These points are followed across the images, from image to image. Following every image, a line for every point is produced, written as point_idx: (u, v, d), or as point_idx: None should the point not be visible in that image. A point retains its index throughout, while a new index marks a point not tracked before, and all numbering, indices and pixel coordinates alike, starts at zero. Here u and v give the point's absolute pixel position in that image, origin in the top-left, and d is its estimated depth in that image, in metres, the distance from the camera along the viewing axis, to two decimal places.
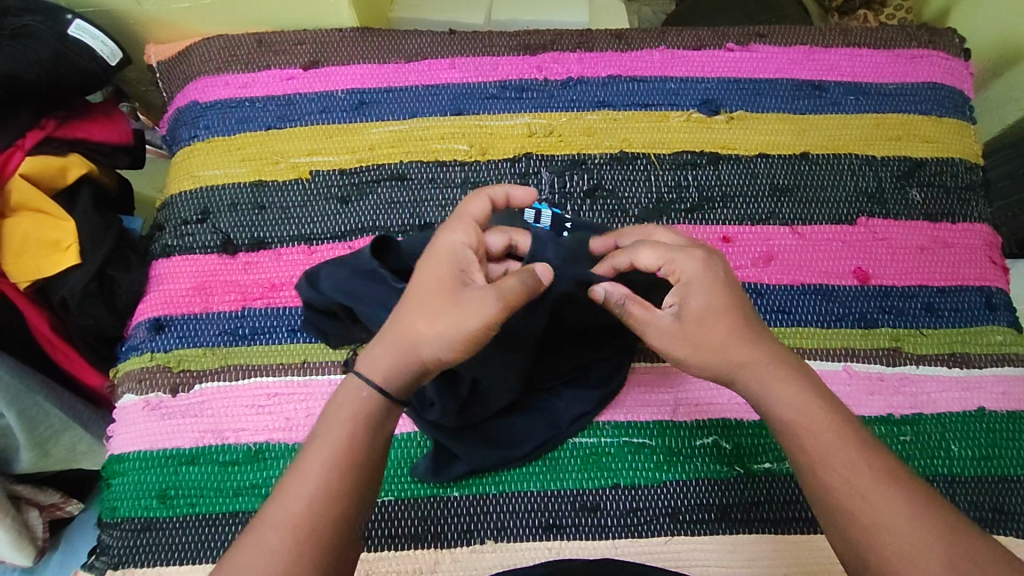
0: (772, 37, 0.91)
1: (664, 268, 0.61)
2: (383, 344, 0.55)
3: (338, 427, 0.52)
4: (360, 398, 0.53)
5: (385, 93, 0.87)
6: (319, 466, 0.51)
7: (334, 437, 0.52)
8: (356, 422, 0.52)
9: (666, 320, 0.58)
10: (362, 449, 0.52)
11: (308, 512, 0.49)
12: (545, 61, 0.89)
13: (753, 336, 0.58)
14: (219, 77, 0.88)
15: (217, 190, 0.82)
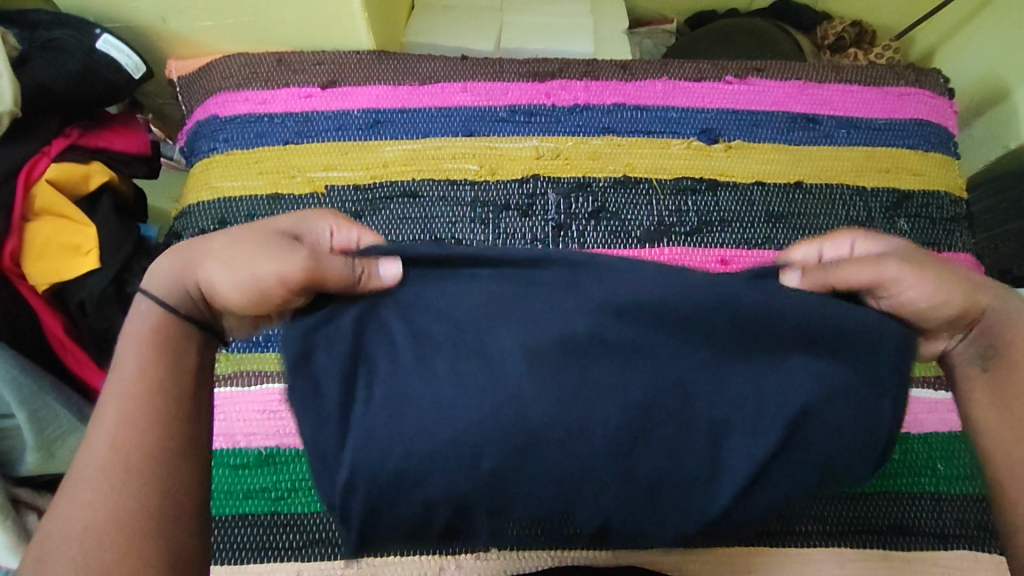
0: (769, 72, 0.95)
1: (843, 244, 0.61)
2: (196, 278, 0.58)
3: (136, 356, 0.57)
4: (150, 325, 0.58)
5: (400, 113, 0.91)
6: (126, 397, 0.55)
7: (133, 366, 0.56)
8: (142, 345, 0.57)
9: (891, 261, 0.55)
10: (167, 372, 0.57)
11: (125, 438, 0.54)
12: (553, 87, 0.93)
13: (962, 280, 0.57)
14: (239, 93, 0.91)
15: (234, 201, 0.85)
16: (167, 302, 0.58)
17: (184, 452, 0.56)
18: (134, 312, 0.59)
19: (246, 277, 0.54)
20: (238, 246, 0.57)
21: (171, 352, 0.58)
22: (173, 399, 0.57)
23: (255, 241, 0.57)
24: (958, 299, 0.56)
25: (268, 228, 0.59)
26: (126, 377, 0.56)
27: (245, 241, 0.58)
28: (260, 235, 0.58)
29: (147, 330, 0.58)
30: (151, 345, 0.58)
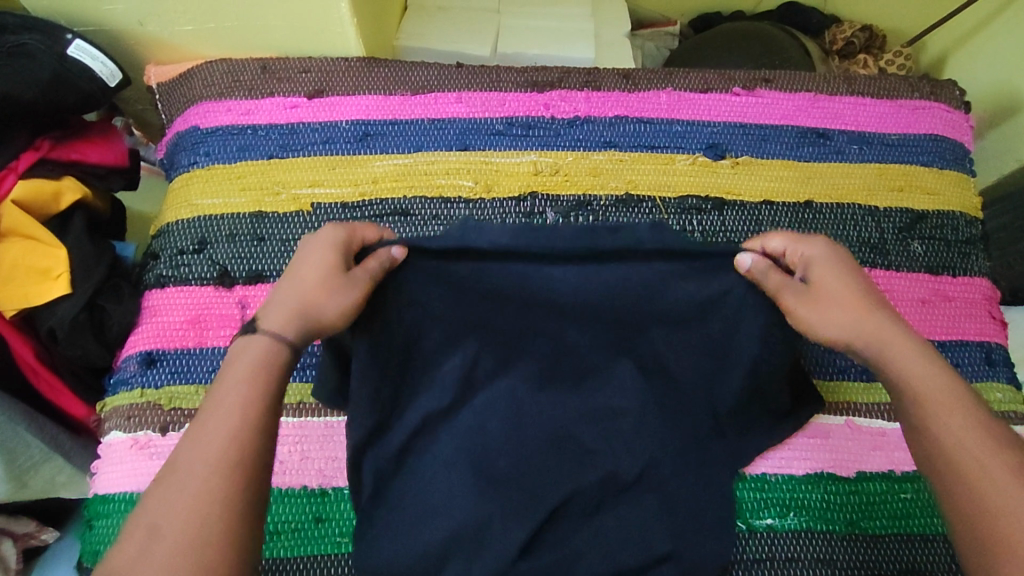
0: (779, 83, 0.91)
1: (786, 257, 0.62)
2: (270, 312, 0.56)
3: (235, 378, 0.52)
4: (261, 356, 0.53)
5: (390, 125, 0.86)
6: (218, 415, 0.49)
7: (234, 387, 0.51)
8: (246, 370, 0.52)
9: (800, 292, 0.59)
10: (258, 397, 0.51)
11: (214, 453, 0.48)
12: (552, 98, 0.89)
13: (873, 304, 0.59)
14: (221, 103, 0.87)
15: (215, 219, 0.81)
16: (278, 335, 0.54)
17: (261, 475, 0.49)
18: (248, 340, 0.54)
19: (298, 312, 0.55)
20: (281, 287, 0.57)
21: (270, 381, 0.52)
22: (266, 419, 0.51)
23: (299, 279, 0.57)
24: (846, 328, 0.58)
25: (324, 254, 0.57)
26: (223, 393, 0.50)
27: (293, 279, 0.57)
28: (309, 269, 0.57)
29: (254, 356, 0.53)
30: (256, 370, 0.52)
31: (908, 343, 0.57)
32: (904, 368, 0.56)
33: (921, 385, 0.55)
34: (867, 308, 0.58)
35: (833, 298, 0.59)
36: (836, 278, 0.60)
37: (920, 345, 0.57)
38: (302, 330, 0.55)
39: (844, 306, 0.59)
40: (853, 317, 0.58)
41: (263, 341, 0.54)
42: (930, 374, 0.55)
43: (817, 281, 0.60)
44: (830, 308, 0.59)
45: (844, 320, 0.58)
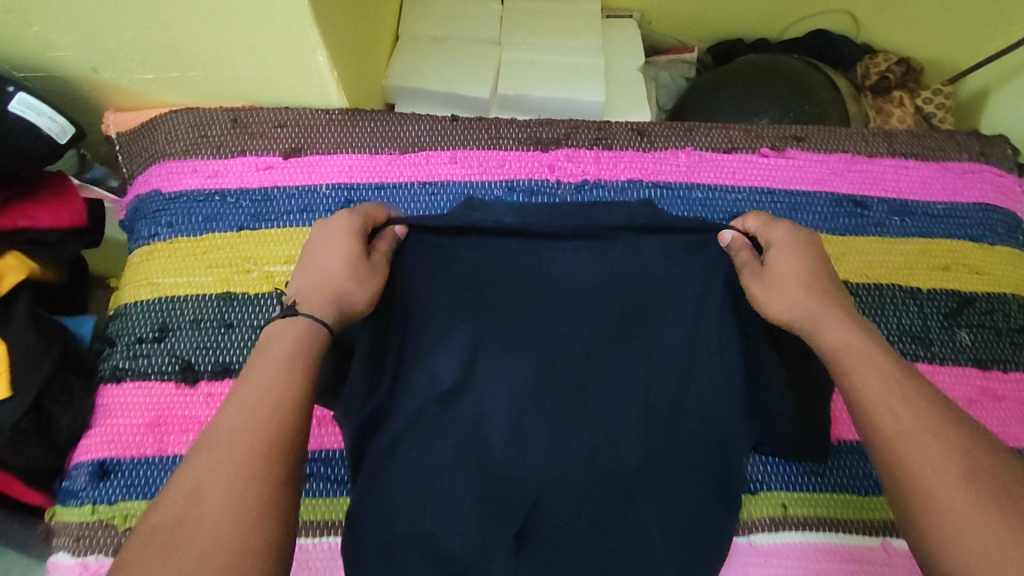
0: (812, 142, 0.81)
1: (757, 234, 0.64)
2: (299, 293, 0.56)
3: (266, 364, 0.49)
4: (294, 332, 0.52)
5: (376, 189, 0.77)
6: (249, 400, 0.46)
7: (270, 374, 0.48)
8: (279, 355, 0.49)
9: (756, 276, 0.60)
10: (294, 387, 0.48)
11: (242, 441, 0.44)
12: (557, 158, 0.79)
13: (817, 282, 0.58)
14: (186, 163, 0.77)
15: (178, 301, 0.72)
16: (316, 318, 0.53)
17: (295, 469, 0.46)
18: (283, 319, 0.53)
19: (332, 297, 0.56)
20: (300, 274, 0.58)
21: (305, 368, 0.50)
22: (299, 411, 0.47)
23: (318, 266, 0.57)
24: (793, 302, 0.57)
25: (330, 231, 0.60)
26: (255, 383, 0.47)
27: (311, 263, 0.57)
28: (326, 251, 0.58)
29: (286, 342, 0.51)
30: (291, 358, 0.50)
31: (836, 312, 0.55)
32: (829, 332, 0.54)
33: (849, 337, 0.53)
34: (815, 291, 0.57)
35: (780, 269, 0.59)
36: (790, 253, 0.60)
37: (851, 317, 0.55)
38: (336, 314, 0.55)
39: (796, 280, 0.58)
40: (799, 289, 0.57)
41: (297, 323, 0.53)
42: (853, 336, 0.52)
43: (778, 256, 0.60)
44: (774, 281, 0.58)
45: (788, 289, 0.57)
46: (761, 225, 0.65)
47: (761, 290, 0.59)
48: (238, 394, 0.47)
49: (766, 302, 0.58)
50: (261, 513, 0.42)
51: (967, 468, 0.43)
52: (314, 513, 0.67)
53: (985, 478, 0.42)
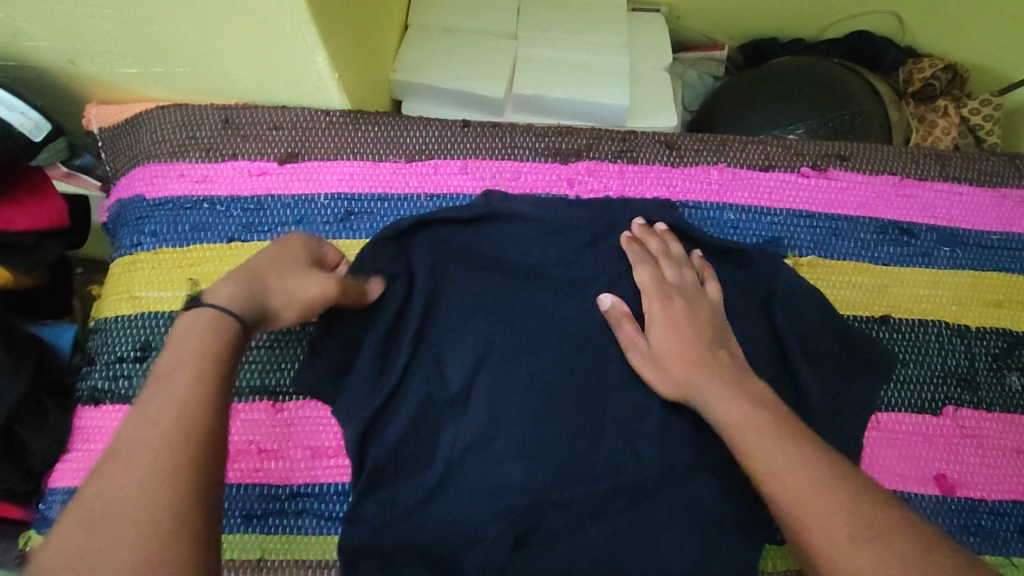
0: (857, 162, 0.74)
1: (657, 263, 0.66)
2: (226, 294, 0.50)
3: (169, 357, 0.45)
4: (195, 341, 0.46)
5: (379, 201, 0.71)
6: (166, 400, 0.42)
7: (183, 371, 0.44)
8: (185, 347, 0.46)
9: (655, 317, 0.63)
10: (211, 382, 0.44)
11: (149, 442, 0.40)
12: (578, 171, 0.73)
13: (712, 349, 0.61)
14: (173, 166, 0.71)
15: (161, 319, 0.66)
16: (223, 309, 0.48)
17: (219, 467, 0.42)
18: (191, 316, 0.48)
19: (246, 289, 0.51)
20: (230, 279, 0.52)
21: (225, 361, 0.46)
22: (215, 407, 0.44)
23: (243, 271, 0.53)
24: (670, 346, 0.62)
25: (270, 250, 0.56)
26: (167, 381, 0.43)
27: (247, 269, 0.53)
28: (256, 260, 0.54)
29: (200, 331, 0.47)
30: (201, 350, 0.46)
31: (710, 371, 0.59)
32: (705, 396, 0.58)
33: (728, 407, 0.56)
34: (711, 352, 0.60)
35: (672, 317, 0.63)
36: (688, 305, 0.63)
37: (734, 383, 0.58)
38: (254, 305, 0.51)
39: (675, 327, 0.62)
40: (674, 342, 0.62)
41: (208, 318, 0.48)
42: (734, 406, 0.56)
43: (661, 315, 0.63)
44: (668, 329, 0.62)
45: (673, 342, 0.62)
46: (645, 255, 0.67)
47: (649, 341, 0.63)
48: (151, 393, 0.43)
49: (654, 339, 0.63)
50: (162, 535, 0.37)
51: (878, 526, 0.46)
52: (305, 552, 0.61)
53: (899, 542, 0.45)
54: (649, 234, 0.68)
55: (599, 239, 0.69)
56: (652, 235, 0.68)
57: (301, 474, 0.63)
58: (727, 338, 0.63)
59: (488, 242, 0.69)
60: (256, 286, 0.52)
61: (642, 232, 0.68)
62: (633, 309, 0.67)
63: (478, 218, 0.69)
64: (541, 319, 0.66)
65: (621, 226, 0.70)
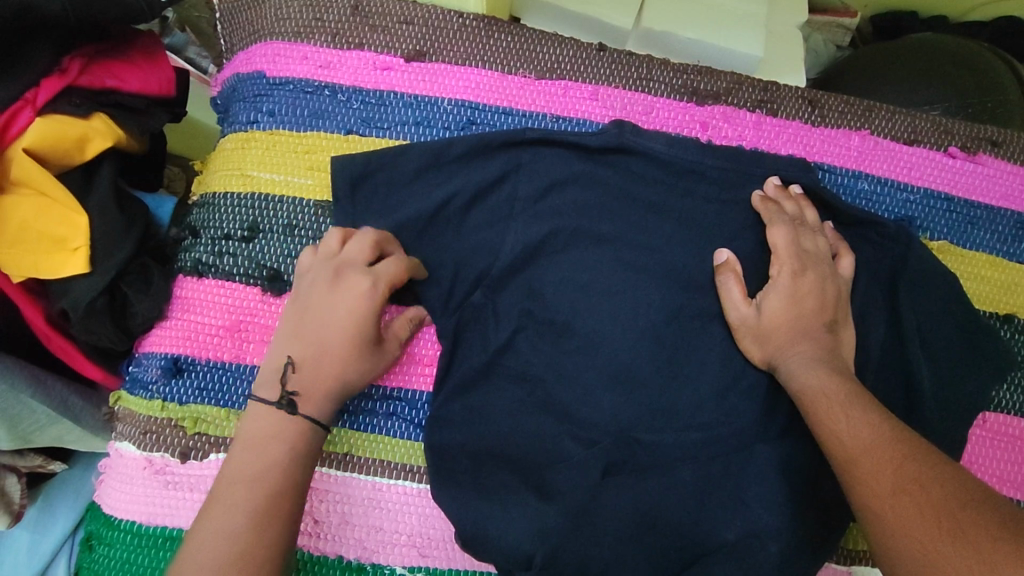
0: (1007, 150, 0.70)
1: (798, 228, 0.63)
2: (303, 378, 0.53)
3: (258, 455, 0.50)
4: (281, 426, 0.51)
5: (504, 114, 0.68)
6: (233, 499, 0.48)
7: (249, 468, 0.49)
8: (271, 445, 0.51)
9: (779, 289, 0.61)
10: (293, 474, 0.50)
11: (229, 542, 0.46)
12: (712, 116, 0.69)
13: (825, 336, 0.59)
14: (296, 46, 0.68)
15: (272, 200, 0.64)
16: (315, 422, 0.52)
17: (279, 555, 0.48)
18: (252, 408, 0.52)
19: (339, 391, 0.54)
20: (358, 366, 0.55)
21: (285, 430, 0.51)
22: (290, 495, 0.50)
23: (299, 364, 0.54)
24: (782, 319, 0.60)
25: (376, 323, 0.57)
26: (231, 478, 0.49)
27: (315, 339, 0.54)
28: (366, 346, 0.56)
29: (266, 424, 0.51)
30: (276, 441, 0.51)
31: (815, 350, 0.58)
32: (799, 369, 0.57)
33: (825, 383, 0.55)
34: (822, 335, 0.59)
35: (798, 288, 0.61)
36: (820, 279, 0.61)
37: (835, 365, 0.57)
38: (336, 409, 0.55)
39: (797, 299, 0.60)
40: (789, 312, 0.60)
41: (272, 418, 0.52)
42: (833, 383, 0.55)
43: (781, 282, 0.61)
44: (786, 297, 0.60)
45: (787, 312, 0.60)
46: (785, 216, 0.63)
47: (757, 304, 0.61)
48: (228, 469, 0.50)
49: (767, 307, 0.60)
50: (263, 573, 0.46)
51: (925, 489, 0.44)
52: (392, 454, 0.61)
53: (939, 502, 0.43)
54: (789, 197, 0.65)
55: (728, 189, 0.66)
56: (789, 199, 0.65)
57: (393, 378, 0.62)
58: (844, 324, 0.61)
59: (615, 172, 0.65)
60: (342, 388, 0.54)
61: (778, 194, 0.65)
62: (755, 265, 0.64)
63: (608, 147, 0.65)
64: (660, 258, 0.63)
65: (753, 179, 0.66)
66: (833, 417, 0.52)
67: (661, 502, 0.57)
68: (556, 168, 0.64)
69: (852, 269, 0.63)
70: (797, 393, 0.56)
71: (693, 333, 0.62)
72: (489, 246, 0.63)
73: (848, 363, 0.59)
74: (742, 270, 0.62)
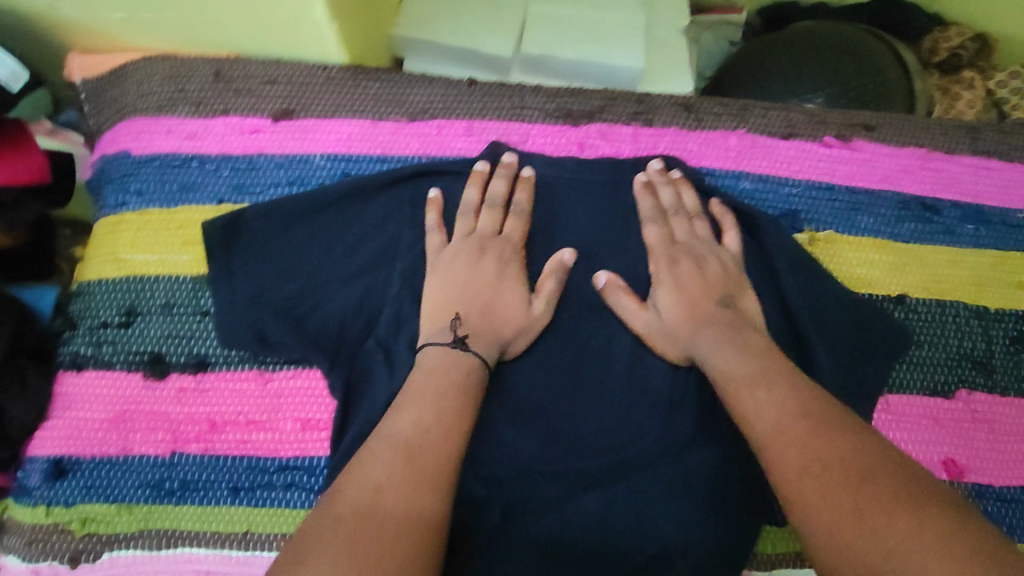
0: (883, 133, 0.71)
1: (670, 213, 0.65)
2: (471, 327, 0.57)
3: (429, 378, 0.53)
4: (458, 362, 0.54)
5: (377, 161, 0.67)
6: (420, 408, 0.50)
7: (426, 386, 0.52)
8: (438, 371, 0.53)
9: (662, 278, 0.62)
10: (461, 400, 0.52)
11: (425, 443, 0.47)
12: (589, 135, 0.69)
13: (721, 312, 0.59)
14: (160, 121, 0.67)
15: (148, 282, 0.63)
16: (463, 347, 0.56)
17: (411, 454, 0.46)
18: (427, 358, 0.55)
19: (495, 338, 0.58)
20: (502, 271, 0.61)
21: (458, 404, 0.51)
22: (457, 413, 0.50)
23: (494, 308, 0.59)
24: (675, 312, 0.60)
25: (500, 248, 0.61)
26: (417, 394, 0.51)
27: (465, 286, 0.59)
28: (505, 296, 0.60)
29: (426, 385, 0.52)
30: (442, 377, 0.53)
31: (716, 330, 0.58)
32: (709, 351, 0.57)
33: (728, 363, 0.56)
34: (717, 314, 0.59)
35: (679, 275, 0.62)
36: (699, 259, 0.62)
37: (735, 336, 0.57)
38: (495, 350, 0.58)
39: (681, 286, 0.61)
40: (680, 303, 0.61)
41: (440, 354, 0.55)
42: (739, 362, 0.55)
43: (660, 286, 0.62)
44: (672, 290, 0.61)
45: (678, 304, 0.61)
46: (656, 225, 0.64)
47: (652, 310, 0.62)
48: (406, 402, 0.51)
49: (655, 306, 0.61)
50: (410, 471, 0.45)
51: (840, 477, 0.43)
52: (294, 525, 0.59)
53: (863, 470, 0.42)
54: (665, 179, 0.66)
55: (609, 207, 0.66)
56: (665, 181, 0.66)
57: (290, 447, 0.60)
58: (740, 294, 0.61)
59: None
60: (504, 310, 0.59)
61: (657, 179, 0.66)
62: (643, 280, 0.64)
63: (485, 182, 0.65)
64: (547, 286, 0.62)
65: (634, 194, 0.67)
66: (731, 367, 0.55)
67: (569, 530, 0.57)
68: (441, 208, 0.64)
69: (737, 242, 0.64)
70: (717, 377, 0.55)
71: (586, 357, 0.62)
72: (375, 297, 0.62)
73: (752, 326, 0.58)
74: (627, 284, 0.63)
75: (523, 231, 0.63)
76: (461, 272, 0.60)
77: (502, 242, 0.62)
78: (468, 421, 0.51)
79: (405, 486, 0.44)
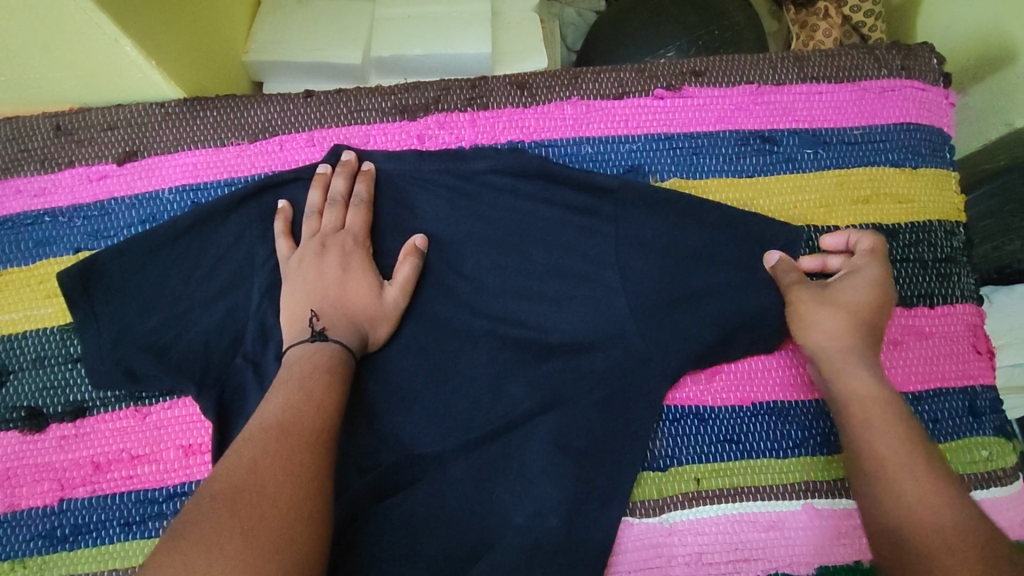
0: (712, 76, 0.72)
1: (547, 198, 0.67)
2: (327, 319, 0.59)
3: (293, 367, 0.55)
4: (315, 352, 0.56)
5: (225, 187, 0.69)
6: (287, 396, 0.52)
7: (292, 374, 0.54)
8: (303, 360, 0.56)
9: (864, 274, 0.63)
10: (326, 384, 0.54)
11: (296, 421, 0.50)
12: (428, 127, 0.71)
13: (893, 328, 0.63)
14: (8, 183, 0.68)
15: (18, 340, 0.65)
16: (322, 338, 0.57)
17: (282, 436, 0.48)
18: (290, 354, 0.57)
19: (354, 324, 0.61)
20: (349, 262, 0.63)
21: (318, 393, 0.53)
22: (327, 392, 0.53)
23: (347, 298, 0.61)
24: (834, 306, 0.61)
25: (342, 240, 0.64)
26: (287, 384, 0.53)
27: (315, 283, 0.61)
28: (355, 283, 0.62)
29: (291, 373, 0.54)
30: (305, 365, 0.55)
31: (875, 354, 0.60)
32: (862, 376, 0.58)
33: (838, 341, 0.60)
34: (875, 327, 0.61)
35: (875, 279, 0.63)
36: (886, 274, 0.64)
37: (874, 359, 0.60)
38: (356, 337, 0.60)
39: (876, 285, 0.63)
40: (868, 297, 0.62)
41: (299, 351, 0.57)
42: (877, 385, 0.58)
43: (862, 263, 0.64)
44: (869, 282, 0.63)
45: (863, 297, 0.62)
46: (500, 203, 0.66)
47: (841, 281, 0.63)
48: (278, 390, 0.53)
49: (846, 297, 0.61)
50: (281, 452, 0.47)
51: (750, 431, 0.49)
52: None
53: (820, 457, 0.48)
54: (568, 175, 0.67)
55: (454, 192, 0.67)
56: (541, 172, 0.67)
57: (175, 474, 0.62)
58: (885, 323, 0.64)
59: None
60: (356, 296, 0.62)
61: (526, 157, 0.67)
62: (495, 257, 0.66)
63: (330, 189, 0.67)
64: None
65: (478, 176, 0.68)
66: (855, 372, 0.59)
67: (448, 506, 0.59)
68: (289, 217, 0.66)
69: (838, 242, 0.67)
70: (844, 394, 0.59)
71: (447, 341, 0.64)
72: (237, 316, 0.64)
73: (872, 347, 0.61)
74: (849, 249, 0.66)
75: (364, 221, 0.65)
76: (308, 271, 0.62)
77: (344, 235, 0.64)
78: (327, 411, 0.52)
79: (277, 462, 0.46)
